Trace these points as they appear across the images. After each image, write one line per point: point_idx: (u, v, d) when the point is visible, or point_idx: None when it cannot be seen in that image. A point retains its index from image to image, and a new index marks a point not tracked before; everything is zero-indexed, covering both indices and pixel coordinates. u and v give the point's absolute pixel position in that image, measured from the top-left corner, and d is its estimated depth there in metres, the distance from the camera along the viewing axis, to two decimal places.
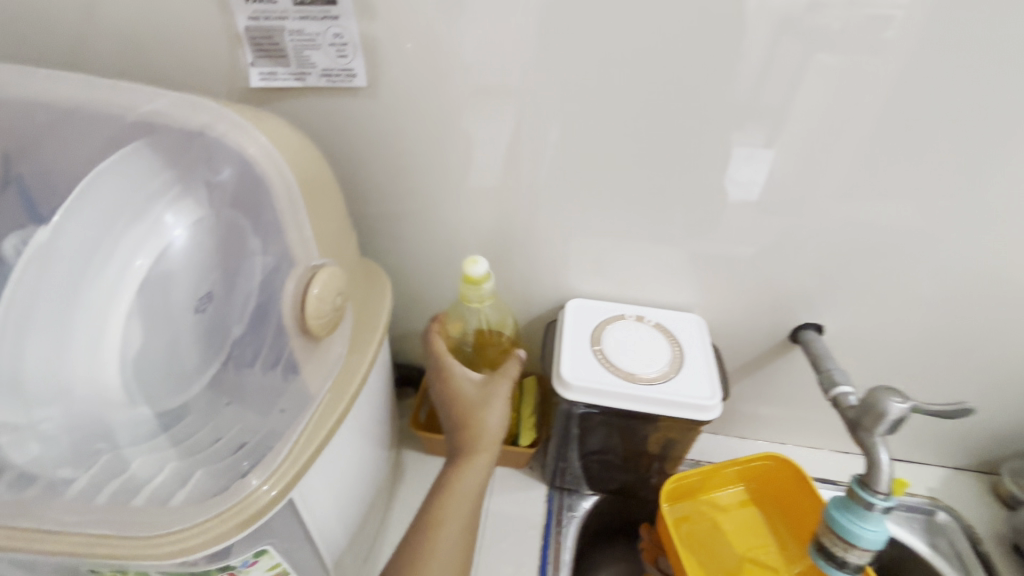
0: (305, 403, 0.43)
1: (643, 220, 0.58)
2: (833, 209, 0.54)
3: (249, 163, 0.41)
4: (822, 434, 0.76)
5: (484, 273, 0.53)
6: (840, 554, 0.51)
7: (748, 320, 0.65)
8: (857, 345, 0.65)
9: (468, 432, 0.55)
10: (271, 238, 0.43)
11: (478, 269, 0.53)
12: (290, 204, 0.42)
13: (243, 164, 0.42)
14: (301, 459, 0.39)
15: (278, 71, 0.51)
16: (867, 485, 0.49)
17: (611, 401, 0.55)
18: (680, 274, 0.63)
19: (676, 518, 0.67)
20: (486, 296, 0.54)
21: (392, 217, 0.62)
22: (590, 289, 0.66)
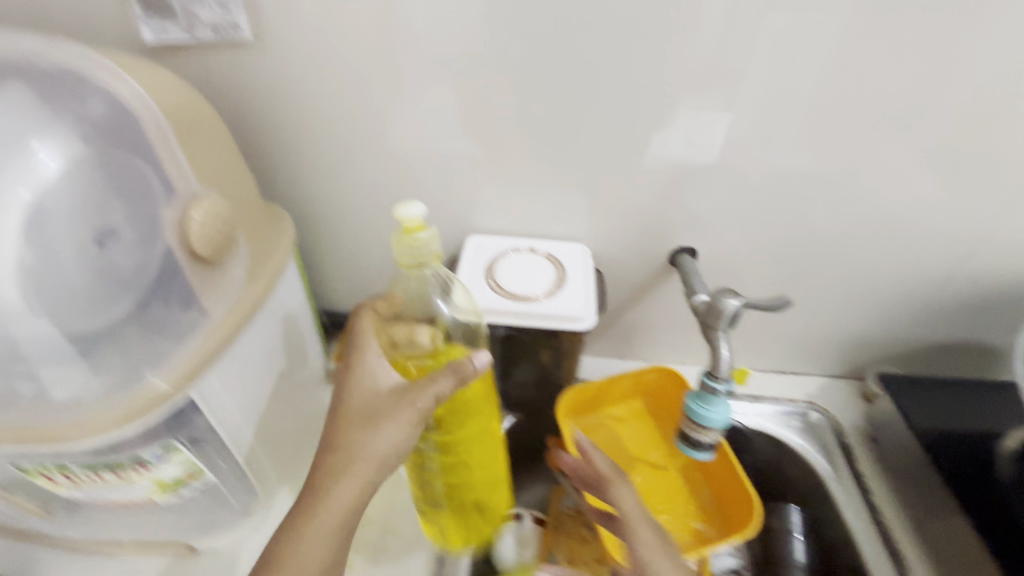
0: (200, 321, 0.48)
1: (522, 155, 0.66)
2: (679, 136, 0.62)
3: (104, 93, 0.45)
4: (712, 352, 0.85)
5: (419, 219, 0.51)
6: (693, 436, 0.59)
7: (630, 247, 0.73)
8: (724, 263, 0.73)
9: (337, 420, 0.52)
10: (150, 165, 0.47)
11: (413, 213, 0.50)
12: (162, 136, 0.46)
13: (102, 110, 0.45)
14: (197, 359, 0.46)
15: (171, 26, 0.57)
16: (710, 374, 0.58)
17: (497, 318, 0.62)
18: (565, 207, 0.70)
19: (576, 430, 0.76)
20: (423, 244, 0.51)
21: (298, 167, 0.68)
22: (488, 226, 0.73)
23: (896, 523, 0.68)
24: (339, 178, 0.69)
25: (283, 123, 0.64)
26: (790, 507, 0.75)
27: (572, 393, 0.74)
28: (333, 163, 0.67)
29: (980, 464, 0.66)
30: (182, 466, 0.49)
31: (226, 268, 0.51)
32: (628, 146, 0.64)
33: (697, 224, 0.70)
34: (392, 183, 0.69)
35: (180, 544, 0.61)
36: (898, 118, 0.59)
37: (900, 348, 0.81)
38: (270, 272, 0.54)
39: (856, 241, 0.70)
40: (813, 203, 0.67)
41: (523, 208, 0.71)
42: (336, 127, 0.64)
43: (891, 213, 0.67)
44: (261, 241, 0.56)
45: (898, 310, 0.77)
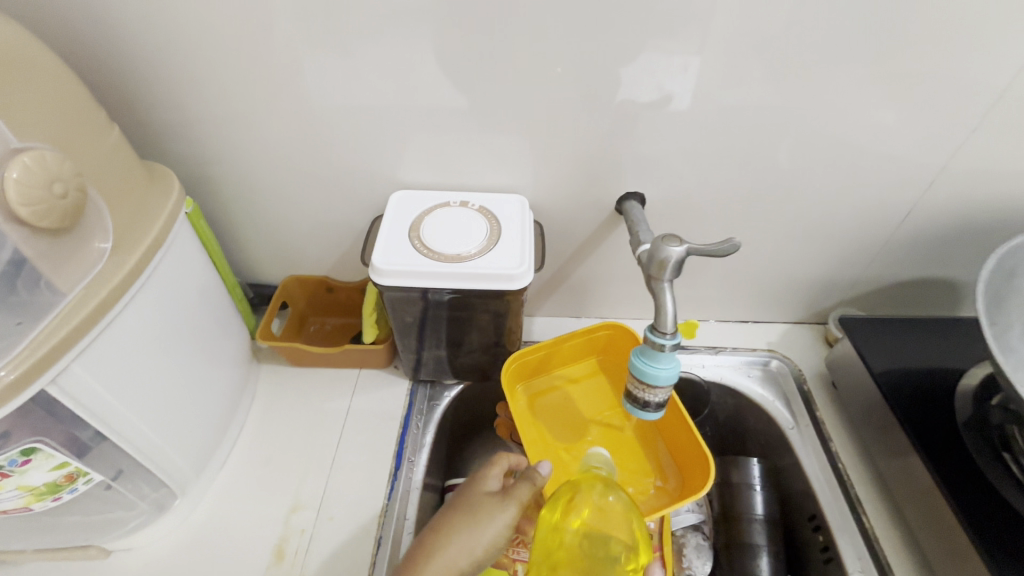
0: (51, 305, 0.41)
1: (442, 96, 0.57)
2: (616, 66, 0.55)
3: None
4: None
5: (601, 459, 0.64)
6: (641, 395, 0.55)
7: (573, 197, 0.67)
8: (670, 206, 0.68)
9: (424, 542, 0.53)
10: None
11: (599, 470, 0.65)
12: None
13: None
14: (44, 348, 0.39)
15: None
16: (655, 329, 0.53)
17: (423, 282, 0.56)
18: (497, 154, 0.63)
19: (526, 394, 0.72)
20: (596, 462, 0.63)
21: (187, 120, 0.59)
22: (415, 179, 0.65)
23: (852, 468, 0.67)
24: (237, 131, 0.60)
25: (158, 69, 0.55)
26: (751, 461, 0.71)
27: (517, 357, 0.69)
28: (226, 114, 0.59)
29: (936, 404, 0.63)
30: (56, 470, 0.44)
31: (87, 227, 0.43)
32: (559, 80, 0.56)
33: (643, 166, 0.63)
34: (298, 134, 0.61)
35: (89, 546, 0.56)
36: (861, 35, 0.52)
37: (861, 289, 0.78)
38: (144, 243, 0.47)
39: (807, 177, 0.64)
40: (767, 138, 0.61)
41: (451, 157, 0.63)
42: (221, 72, 0.55)
43: (852, 145, 0.61)
44: (133, 208, 0.48)
45: (857, 249, 0.72)
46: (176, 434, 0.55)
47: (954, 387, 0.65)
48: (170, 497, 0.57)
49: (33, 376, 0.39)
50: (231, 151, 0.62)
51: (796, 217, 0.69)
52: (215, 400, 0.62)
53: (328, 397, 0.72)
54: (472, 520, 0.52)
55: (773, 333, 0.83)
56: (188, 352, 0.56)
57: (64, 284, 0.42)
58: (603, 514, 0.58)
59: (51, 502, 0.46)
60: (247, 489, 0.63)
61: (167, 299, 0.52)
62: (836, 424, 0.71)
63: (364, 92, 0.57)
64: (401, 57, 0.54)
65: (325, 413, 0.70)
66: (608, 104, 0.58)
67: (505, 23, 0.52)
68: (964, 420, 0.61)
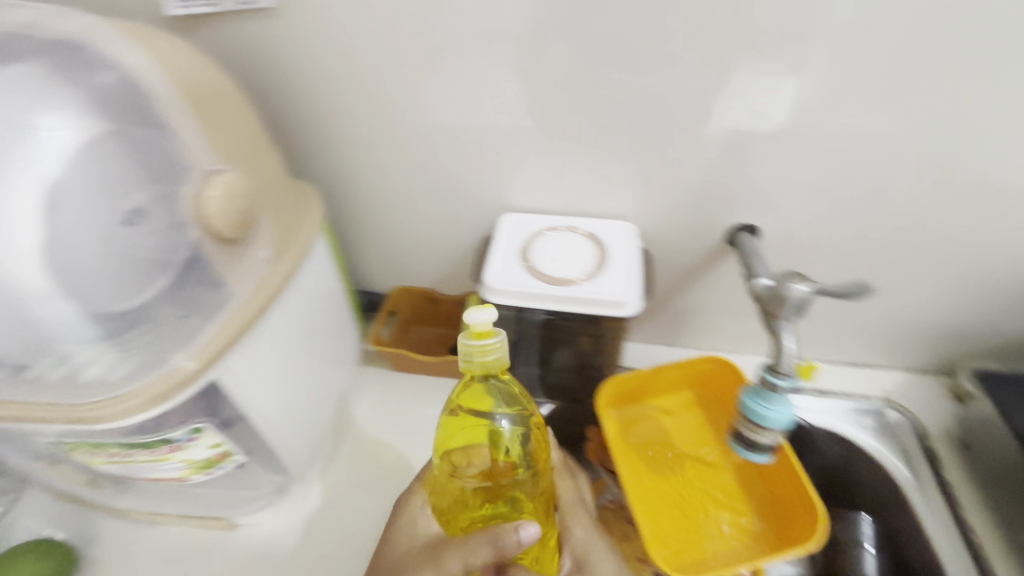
0: (223, 301, 0.47)
1: (559, 123, 0.59)
2: (737, 97, 0.54)
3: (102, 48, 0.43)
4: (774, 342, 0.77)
5: (490, 321, 0.45)
6: (749, 436, 0.53)
7: (682, 228, 0.66)
8: (786, 242, 0.65)
9: None
10: (124, 100, 0.44)
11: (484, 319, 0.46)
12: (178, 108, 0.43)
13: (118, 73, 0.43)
14: (218, 342, 0.45)
15: None
16: (772, 369, 0.51)
17: (532, 302, 0.58)
18: (607, 180, 0.63)
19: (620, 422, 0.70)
20: (492, 350, 0.45)
21: (326, 141, 0.65)
22: (526, 203, 0.67)
23: (991, 544, 0.60)
24: (367, 153, 0.65)
25: (307, 95, 0.61)
26: (862, 517, 0.66)
27: (613, 384, 0.68)
28: (360, 136, 0.64)
29: None
30: (213, 448, 0.50)
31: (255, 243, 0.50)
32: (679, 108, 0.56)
33: (760, 197, 0.61)
34: (421, 156, 0.65)
35: (219, 518, 0.62)
36: None
37: (1004, 341, 0.70)
38: (292, 249, 0.53)
39: (947, 221, 0.60)
40: (906, 178, 0.57)
41: (561, 182, 0.64)
42: (361, 99, 0.60)
43: (1008, 187, 0.56)
44: (284, 220, 0.54)
45: (1000, 300, 0.66)
46: (300, 427, 0.60)
47: None
48: (288, 483, 0.63)
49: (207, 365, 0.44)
50: (358, 170, 0.67)
51: (929, 261, 0.64)
52: (330, 398, 0.67)
53: (426, 404, 0.75)
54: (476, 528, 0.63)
55: (890, 379, 0.76)
56: (316, 352, 0.61)
57: (232, 285, 0.47)
58: (459, 419, 0.52)
59: (205, 475, 0.52)
60: (352, 485, 0.67)
61: (304, 304, 0.58)
62: (970, 492, 0.64)
63: (490, 123, 0.60)
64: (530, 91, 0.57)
65: (423, 420, 0.73)
66: (731, 140, 0.57)
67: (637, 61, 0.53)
68: None
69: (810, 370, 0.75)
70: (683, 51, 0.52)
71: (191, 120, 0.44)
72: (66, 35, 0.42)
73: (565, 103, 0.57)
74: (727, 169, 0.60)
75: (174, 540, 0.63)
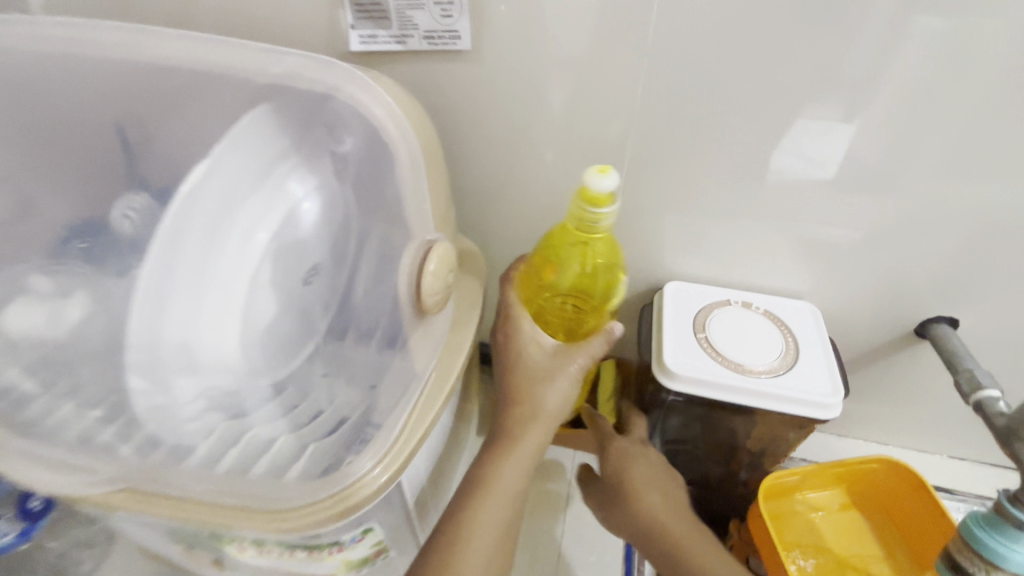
0: (410, 381, 0.42)
1: (761, 195, 0.52)
2: (984, 189, 0.47)
3: (350, 111, 0.40)
4: (944, 443, 0.69)
5: (613, 188, 0.43)
6: (969, 569, 0.45)
7: (866, 315, 0.59)
8: (991, 342, 0.58)
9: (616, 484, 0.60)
10: (360, 166, 0.42)
11: (604, 183, 0.42)
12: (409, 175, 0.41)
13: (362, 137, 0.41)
14: (412, 443, 0.39)
15: (381, 25, 0.47)
16: (1014, 498, 0.43)
17: (716, 393, 0.51)
18: (796, 256, 0.57)
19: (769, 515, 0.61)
20: (603, 220, 0.44)
21: (480, 188, 0.58)
22: (691, 274, 0.61)
23: None
24: (524, 206, 0.59)
25: (474, 139, 0.54)
26: None
27: (774, 479, 0.61)
28: (522, 188, 0.57)
29: None
30: (373, 546, 0.44)
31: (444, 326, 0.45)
32: (912, 191, 0.49)
33: (973, 291, 0.54)
34: None
35: None
36: None
37: None
38: (472, 322, 0.47)
39: None
40: None
41: (740, 257, 0.58)
42: (536, 150, 0.54)
43: None
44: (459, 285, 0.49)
45: None
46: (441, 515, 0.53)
47: None
48: None
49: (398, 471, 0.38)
50: (509, 221, 0.61)
51: None
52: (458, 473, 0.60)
53: (549, 479, 0.68)
54: None
55: None
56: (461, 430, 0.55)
57: (419, 367, 0.42)
58: (570, 256, 0.50)
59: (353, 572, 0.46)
60: None
61: None
62: None
63: (677, 194, 0.54)
64: (737, 162, 0.51)
65: (546, 496, 0.66)
66: (963, 233, 0.50)
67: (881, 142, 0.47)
68: None
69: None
70: (941, 134, 0.45)
71: (412, 174, 0.41)
72: (305, 96, 0.41)
73: (776, 179, 0.51)
74: (946, 262, 0.53)
75: None
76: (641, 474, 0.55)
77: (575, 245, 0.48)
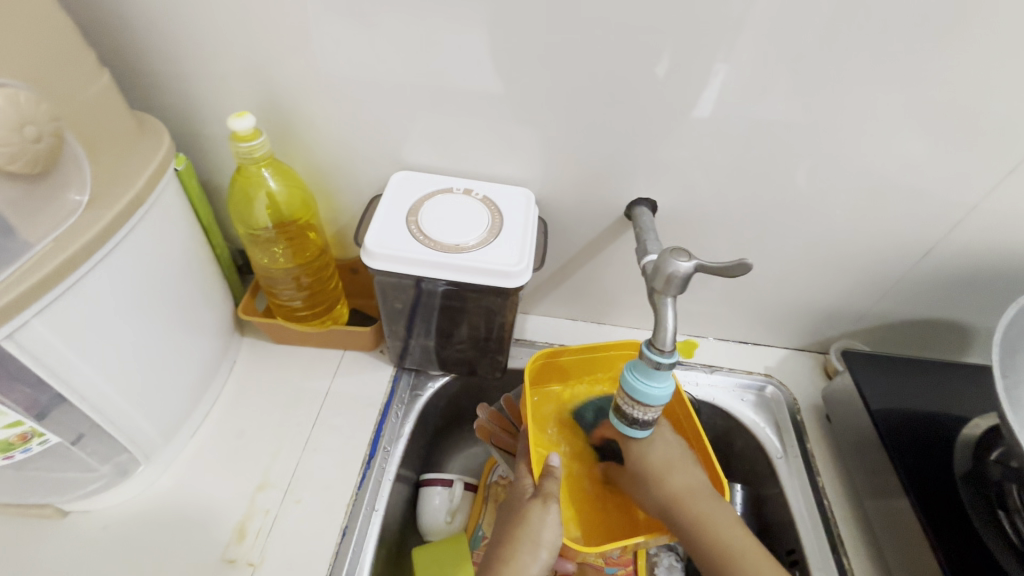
0: (19, 251, 0.39)
1: (454, 75, 0.54)
2: (627, 62, 0.52)
3: None
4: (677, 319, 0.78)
5: (251, 125, 0.52)
6: (630, 412, 0.52)
7: (582, 196, 0.64)
8: (682, 214, 0.65)
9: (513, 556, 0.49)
10: None
11: (243, 124, 0.52)
12: None
13: None
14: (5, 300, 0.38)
15: None
16: (652, 345, 0.49)
17: (412, 266, 0.55)
18: (502, 135, 0.59)
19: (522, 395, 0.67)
20: (255, 151, 0.54)
21: (185, 72, 0.56)
22: (417, 160, 0.62)
23: (838, 507, 0.65)
24: (239, 94, 0.57)
25: (156, 12, 0.51)
26: (736, 487, 0.73)
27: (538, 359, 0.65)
28: (227, 69, 0.55)
29: (934, 454, 0.62)
30: (9, 429, 0.43)
31: (72, 184, 0.43)
32: (578, 73, 0.53)
33: (656, 173, 0.61)
34: (301, 101, 0.57)
35: (45, 505, 0.55)
36: (893, 60, 0.50)
37: (867, 323, 0.75)
38: (121, 199, 0.45)
39: (828, 202, 0.62)
40: (785, 160, 0.58)
41: (455, 139, 0.60)
42: (225, 27, 0.52)
43: (877, 175, 0.58)
44: (115, 158, 0.47)
45: (867, 282, 0.70)
46: (145, 402, 0.53)
47: (962, 436, 0.63)
48: (133, 463, 0.55)
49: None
50: (231, 111, 0.59)
51: (810, 241, 0.66)
52: (191, 369, 0.59)
53: (310, 374, 0.69)
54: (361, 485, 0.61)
55: (772, 352, 0.80)
56: (165, 316, 0.54)
57: (30, 230, 0.40)
58: (246, 185, 0.58)
59: (4, 459, 0.45)
60: (214, 461, 0.61)
61: (150, 263, 0.50)
62: (826, 457, 0.69)
63: (370, 67, 0.54)
64: (409, 32, 0.52)
65: (303, 392, 0.67)
66: (626, 105, 0.55)
67: (528, 14, 0.50)
68: (967, 477, 0.60)
69: (688, 348, 0.78)
70: (581, 11, 0.49)
71: None
72: None
73: (454, 51, 0.53)
74: (624, 137, 0.58)
75: (0, 534, 0.55)
76: (546, 535, 0.50)
77: (252, 178, 0.57)
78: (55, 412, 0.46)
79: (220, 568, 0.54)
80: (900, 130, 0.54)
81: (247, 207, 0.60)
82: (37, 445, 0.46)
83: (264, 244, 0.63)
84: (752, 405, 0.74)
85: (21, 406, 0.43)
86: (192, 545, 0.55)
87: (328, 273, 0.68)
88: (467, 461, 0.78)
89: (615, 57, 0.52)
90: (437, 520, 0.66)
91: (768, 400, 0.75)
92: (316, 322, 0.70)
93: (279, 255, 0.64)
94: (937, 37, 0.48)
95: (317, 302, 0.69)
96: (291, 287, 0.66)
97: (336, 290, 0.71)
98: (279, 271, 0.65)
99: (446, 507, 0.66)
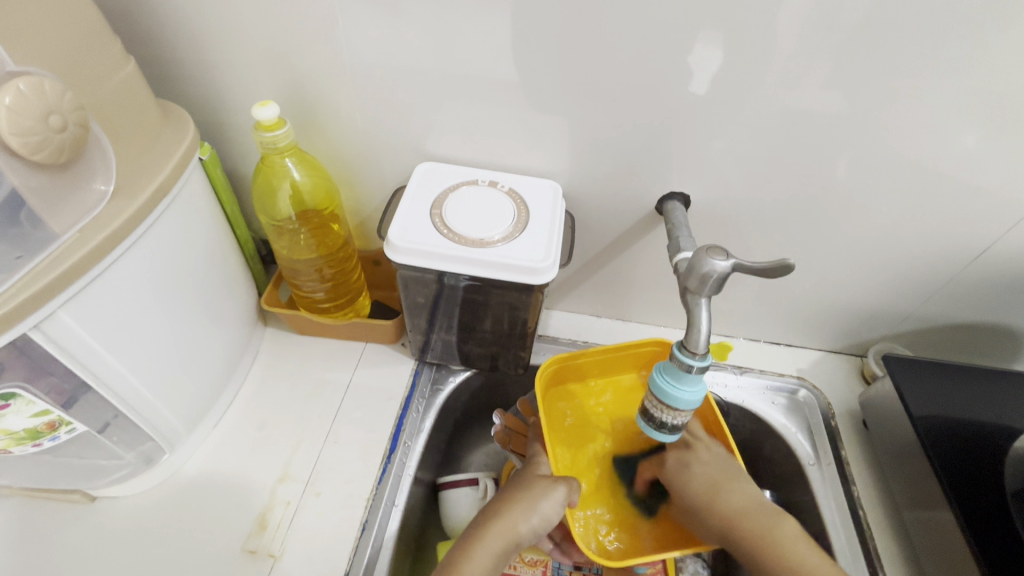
0: (45, 243, 0.39)
1: (479, 63, 0.52)
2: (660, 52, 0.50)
3: None
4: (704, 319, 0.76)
5: (273, 114, 0.51)
6: (658, 415, 0.50)
7: (610, 190, 0.62)
8: (713, 208, 0.62)
9: (504, 518, 0.48)
10: None
11: (267, 114, 0.51)
12: None
13: None
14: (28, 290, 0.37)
15: None
16: (683, 347, 0.47)
17: (435, 260, 0.53)
18: (527, 127, 0.57)
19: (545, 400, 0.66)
20: (278, 141, 0.53)
21: (210, 61, 0.55)
22: (440, 150, 0.61)
23: (874, 518, 0.63)
24: (262, 83, 0.56)
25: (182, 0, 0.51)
26: (763, 494, 0.72)
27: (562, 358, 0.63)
28: (251, 57, 0.54)
29: (980, 466, 0.58)
30: (37, 417, 0.43)
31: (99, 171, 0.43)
32: (608, 61, 0.51)
33: (688, 167, 0.58)
34: (324, 91, 0.56)
35: (74, 491, 0.56)
36: (953, 47, 0.46)
37: (910, 325, 0.72)
38: (145, 190, 0.45)
39: (872, 200, 0.58)
40: (826, 154, 0.55)
41: (480, 131, 0.59)
42: (249, 16, 0.51)
43: (927, 171, 0.55)
44: (140, 146, 0.46)
45: (911, 284, 0.66)
46: (169, 393, 0.54)
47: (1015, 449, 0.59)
48: (158, 452, 0.56)
49: (21, 314, 0.37)
50: (254, 101, 0.58)
51: (849, 241, 0.63)
52: (214, 361, 0.59)
53: (331, 366, 0.69)
54: (382, 477, 0.60)
55: (805, 354, 0.77)
56: (190, 305, 0.54)
57: (57, 219, 0.40)
58: (271, 175, 0.58)
59: (32, 446, 0.46)
60: (238, 452, 0.61)
61: (172, 254, 0.50)
62: (861, 465, 0.67)
63: (393, 56, 0.53)
64: (433, 21, 0.50)
65: (324, 384, 0.67)
66: (659, 96, 0.53)
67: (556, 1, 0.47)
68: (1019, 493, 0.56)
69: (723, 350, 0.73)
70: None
71: None
72: None
73: (479, 39, 0.51)
74: (655, 128, 0.55)
75: (33, 518, 0.56)
76: (544, 508, 0.49)
77: (275, 169, 0.57)
78: (80, 401, 0.47)
79: (242, 558, 0.54)
80: (955, 124, 0.51)
81: (271, 197, 0.59)
82: (64, 433, 0.47)
83: (288, 235, 0.63)
84: (783, 409, 0.72)
85: (48, 395, 0.43)
86: (213, 533, 0.55)
87: (350, 264, 0.67)
88: (487, 456, 0.77)
89: (648, 46, 0.49)
90: (460, 519, 0.65)
91: (799, 405, 0.72)
92: (339, 317, 0.69)
93: (304, 249, 0.63)
94: (1001, 24, 0.44)
95: (340, 296, 0.69)
96: (314, 280, 0.66)
97: (357, 284, 0.70)
98: (304, 264, 0.64)
99: (473, 503, 0.65)
